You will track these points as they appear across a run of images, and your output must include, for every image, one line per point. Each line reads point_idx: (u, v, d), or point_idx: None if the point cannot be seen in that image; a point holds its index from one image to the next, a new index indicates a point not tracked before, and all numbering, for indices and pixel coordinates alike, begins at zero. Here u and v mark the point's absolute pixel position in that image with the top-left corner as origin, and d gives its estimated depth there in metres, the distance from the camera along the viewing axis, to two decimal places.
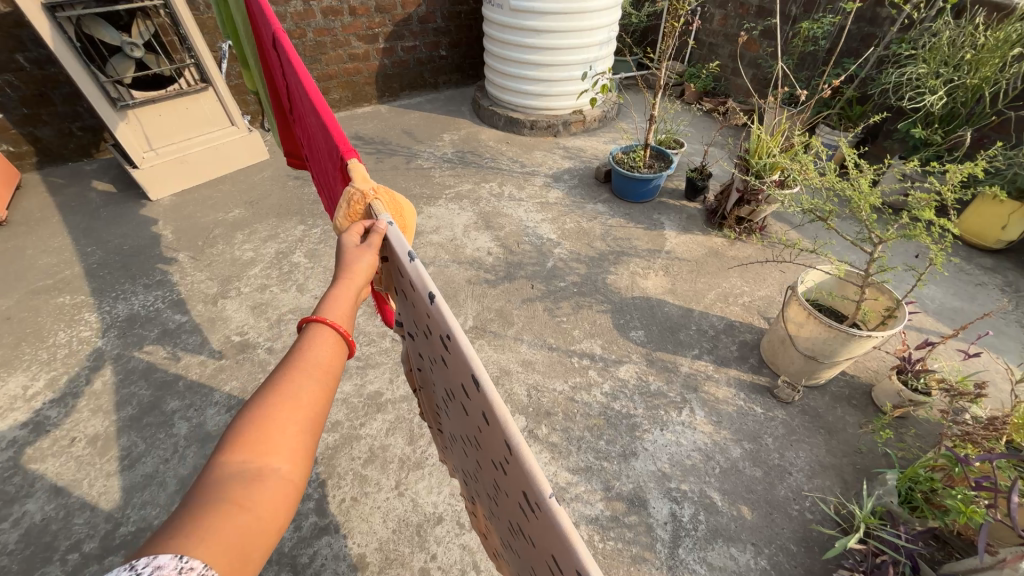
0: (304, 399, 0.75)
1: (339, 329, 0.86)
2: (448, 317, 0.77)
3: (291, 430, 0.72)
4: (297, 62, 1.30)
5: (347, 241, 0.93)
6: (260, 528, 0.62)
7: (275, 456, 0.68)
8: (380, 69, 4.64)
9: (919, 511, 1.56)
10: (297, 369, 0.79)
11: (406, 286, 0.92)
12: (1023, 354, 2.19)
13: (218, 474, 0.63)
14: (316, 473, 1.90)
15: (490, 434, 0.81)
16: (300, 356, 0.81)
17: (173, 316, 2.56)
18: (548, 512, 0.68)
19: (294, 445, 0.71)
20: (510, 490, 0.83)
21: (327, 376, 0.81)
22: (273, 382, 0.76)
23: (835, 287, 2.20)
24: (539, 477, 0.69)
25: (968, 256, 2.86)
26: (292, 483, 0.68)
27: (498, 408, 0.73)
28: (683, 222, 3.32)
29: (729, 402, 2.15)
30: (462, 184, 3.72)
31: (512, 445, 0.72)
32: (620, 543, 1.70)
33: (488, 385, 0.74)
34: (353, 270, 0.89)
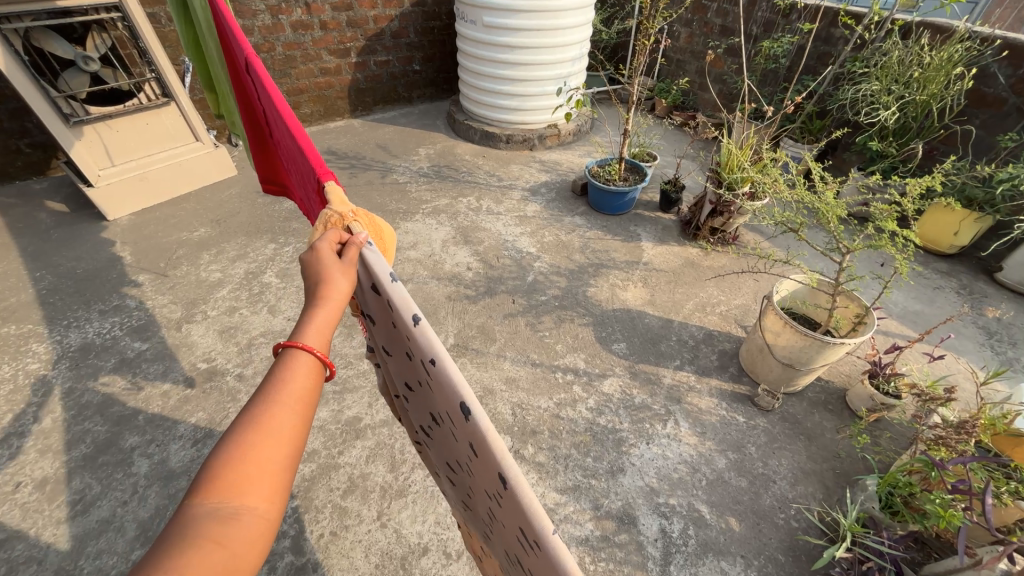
0: (282, 429, 0.70)
1: (319, 352, 0.80)
2: (434, 345, 0.75)
3: (270, 462, 0.66)
4: (271, 87, 1.26)
5: (322, 248, 0.86)
6: (237, 571, 0.57)
7: (253, 492, 0.62)
8: (352, 84, 4.59)
9: (900, 515, 1.60)
10: (276, 394, 0.73)
11: (384, 308, 0.88)
12: (981, 354, 2.31)
13: (190, 515, 0.58)
14: (292, 508, 1.79)
15: (479, 466, 0.80)
16: (278, 379, 0.75)
17: (133, 344, 2.41)
18: (551, 549, 0.69)
19: (270, 480, 0.65)
20: (501, 519, 0.83)
21: (307, 402, 0.76)
22: (250, 409, 0.70)
23: (808, 296, 2.26)
24: (540, 513, 0.71)
25: (925, 261, 3.02)
26: (271, 521, 0.63)
27: (495, 448, 0.72)
28: (659, 233, 3.38)
29: (713, 412, 2.17)
30: (439, 198, 3.68)
31: (507, 477, 0.72)
32: (611, 564, 1.67)
33: (480, 416, 0.73)
34: (330, 291, 0.83)
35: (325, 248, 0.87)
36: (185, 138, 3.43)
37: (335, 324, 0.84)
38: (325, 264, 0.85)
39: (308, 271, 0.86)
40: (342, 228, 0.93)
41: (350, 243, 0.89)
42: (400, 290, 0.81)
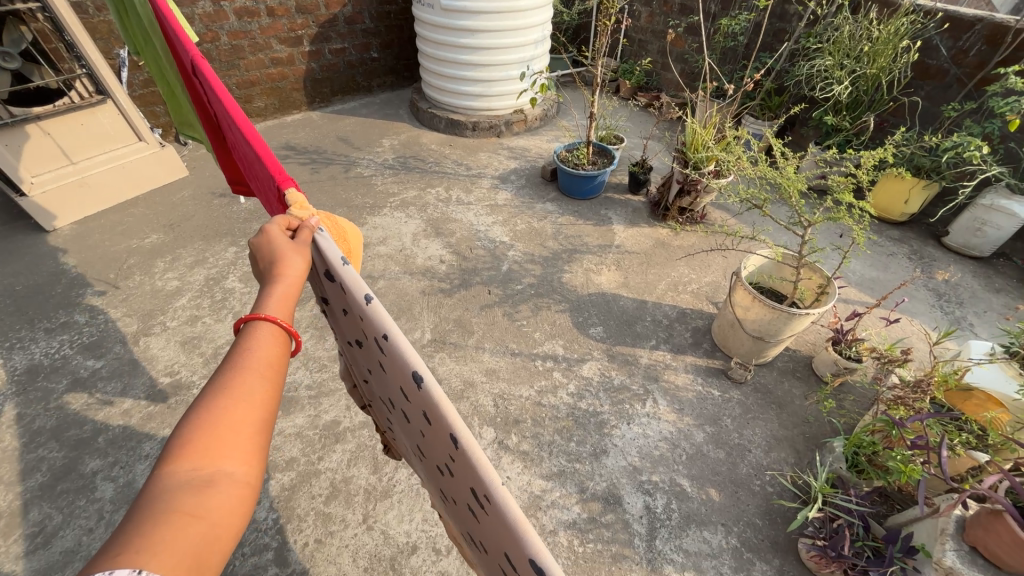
0: (251, 395, 0.66)
1: (283, 321, 0.77)
2: (384, 316, 0.74)
3: (243, 428, 0.63)
4: (222, 90, 1.18)
5: (272, 230, 0.85)
6: (222, 535, 0.54)
7: (227, 458, 0.59)
8: (307, 74, 4.38)
9: (865, 473, 1.70)
10: (242, 364, 0.70)
11: (339, 293, 0.86)
12: (932, 315, 2.45)
13: (160, 488, 0.54)
14: (273, 519, 1.74)
15: (433, 434, 0.77)
16: (242, 350, 0.71)
17: (86, 362, 2.26)
18: (497, 500, 0.64)
19: (245, 446, 0.62)
20: (460, 490, 0.79)
21: (277, 370, 0.72)
22: (214, 380, 0.67)
23: (774, 270, 2.34)
24: (486, 466, 0.66)
25: (880, 229, 3.16)
26: (252, 485, 0.60)
27: (438, 402, 0.70)
28: (630, 215, 3.41)
29: (689, 388, 2.23)
30: (407, 190, 3.59)
31: (457, 438, 0.68)
32: (600, 544, 1.70)
33: (430, 381, 0.71)
34: (283, 269, 0.80)
35: (274, 229, 0.85)
36: (126, 138, 3.20)
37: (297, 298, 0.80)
38: (278, 246, 0.83)
39: (261, 253, 0.85)
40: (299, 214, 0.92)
41: (303, 227, 0.87)
42: (352, 273, 0.80)
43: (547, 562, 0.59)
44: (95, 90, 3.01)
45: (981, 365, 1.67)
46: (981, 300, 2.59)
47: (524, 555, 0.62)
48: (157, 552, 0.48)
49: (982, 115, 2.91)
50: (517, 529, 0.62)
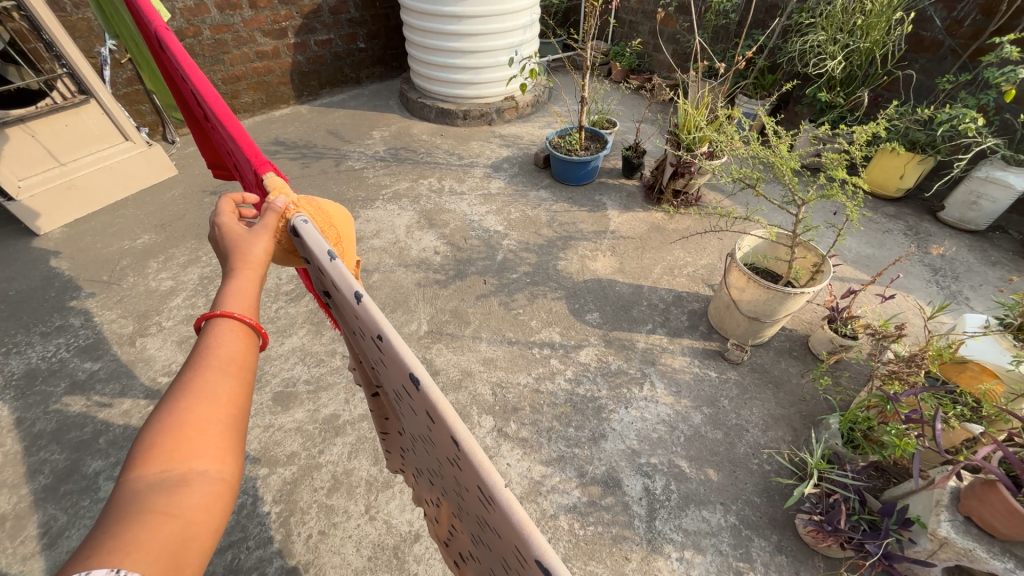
0: (219, 395, 0.67)
1: (245, 316, 0.77)
2: (377, 317, 0.71)
3: (213, 426, 0.63)
4: (191, 66, 1.16)
5: (232, 225, 0.90)
6: (200, 533, 0.56)
7: (198, 457, 0.59)
8: (294, 67, 4.31)
9: (860, 448, 1.71)
10: (206, 364, 0.69)
11: (331, 288, 0.84)
12: (927, 290, 2.45)
13: (131, 491, 0.55)
14: (276, 513, 1.75)
15: (438, 435, 0.75)
16: (205, 351, 0.71)
17: (83, 365, 2.26)
18: (501, 505, 0.62)
19: (216, 445, 0.62)
20: (470, 492, 0.76)
21: (244, 368, 0.73)
22: (178, 383, 0.67)
23: (768, 250, 2.33)
24: (489, 470, 0.63)
25: (875, 206, 3.15)
26: (227, 481, 0.61)
27: (437, 403, 0.68)
28: (624, 200, 3.39)
29: (686, 371, 2.23)
30: (399, 182, 3.56)
31: (459, 442, 0.66)
32: (601, 526, 1.72)
33: (429, 384, 0.68)
34: (250, 259, 0.85)
35: (227, 220, 0.91)
36: (112, 139, 3.15)
37: (256, 285, 0.83)
38: (233, 236, 0.88)
39: (224, 247, 0.89)
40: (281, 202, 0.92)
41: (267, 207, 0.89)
42: (340, 269, 0.76)
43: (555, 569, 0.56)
44: (78, 90, 2.96)
45: (974, 338, 1.68)
46: (977, 273, 2.59)
47: (529, 559, 0.60)
48: (133, 558, 0.49)
49: (977, 86, 2.87)
50: (524, 534, 0.59)
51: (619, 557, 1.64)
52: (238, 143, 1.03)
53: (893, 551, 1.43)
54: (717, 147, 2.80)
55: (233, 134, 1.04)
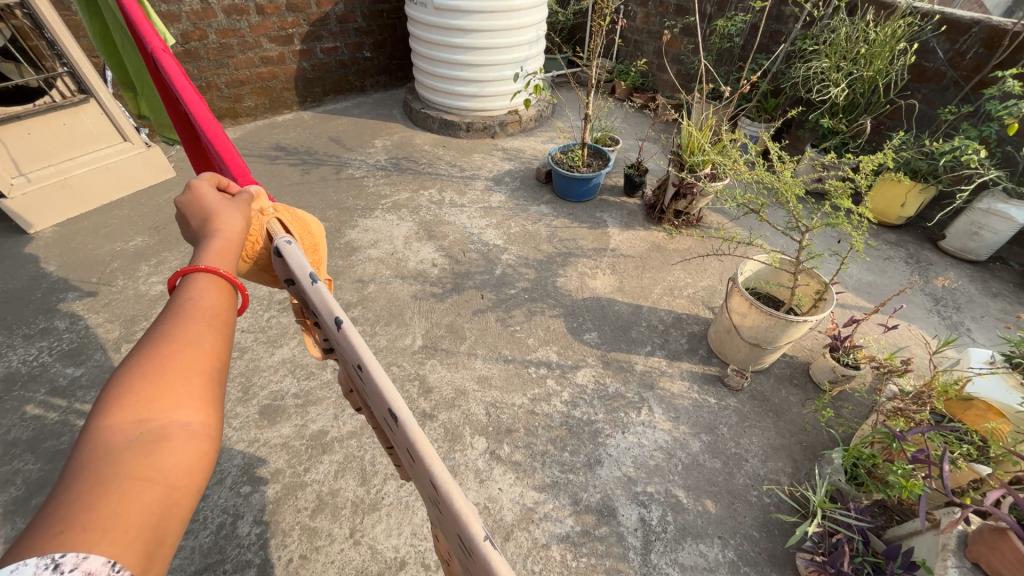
0: (197, 347, 0.64)
1: (225, 273, 0.76)
2: (359, 346, 0.69)
3: (193, 379, 0.61)
4: (184, 87, 1.20)
5: (202, 187, 0.89)
6: (185, 488, 0.53)
7: (179, 408, 0.57)
8: (298, 73, 4.31)
9: (864, 486, 1.66)
10: (184, 319, 0.67)
11: (314, 311, 0.82)
12: (930, 321, 2.42)
13: (106, 446, 0.51)
14: (256, 535, 1.68)
15: (417, 469, 0.71)
16: (182, 305, 0.69)
17: (64, 371, 2.19)
18: (479, 559, 0.57)
19: (197, 395, 0.60)
20: (449, 532, 0.72)
21: (223, 321, 0.71)
22: (151, 337, 0.63)
23: (771, 275, 2.29)
24: (469, 517, 0.59)
25: (876, 233, 3.14)
26: (210, 434, 0.58)
27: (417, 442, 0.64)
28: (625, 218, 3.37)
29: (685, 396, 2.19)
30: (399, 192, 3.53)
31: (437, 484, 0.62)
32: (595, 558, 1.66)
33: (408, 420, 0.65)
34: (225, 225, 0.84)
35: (201, 184, 0.89)
36: (109, 138, 3.11)
37: (235, 249, 0.82)
38: (211, 203, 0.88)
39: (193, 211, 0.88)
40: None
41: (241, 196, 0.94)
42: (323, 293, 0.74)
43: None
44: (78, 89, 2.93)
45: (981, 375, 1.64)
46: (978, 304, 2.57)
47: None
48: (114, 525, 0.46)
49: (979, 118, 2.89)
50: None
51: None
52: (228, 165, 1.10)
53: None
54: (720, 169, 2.78)
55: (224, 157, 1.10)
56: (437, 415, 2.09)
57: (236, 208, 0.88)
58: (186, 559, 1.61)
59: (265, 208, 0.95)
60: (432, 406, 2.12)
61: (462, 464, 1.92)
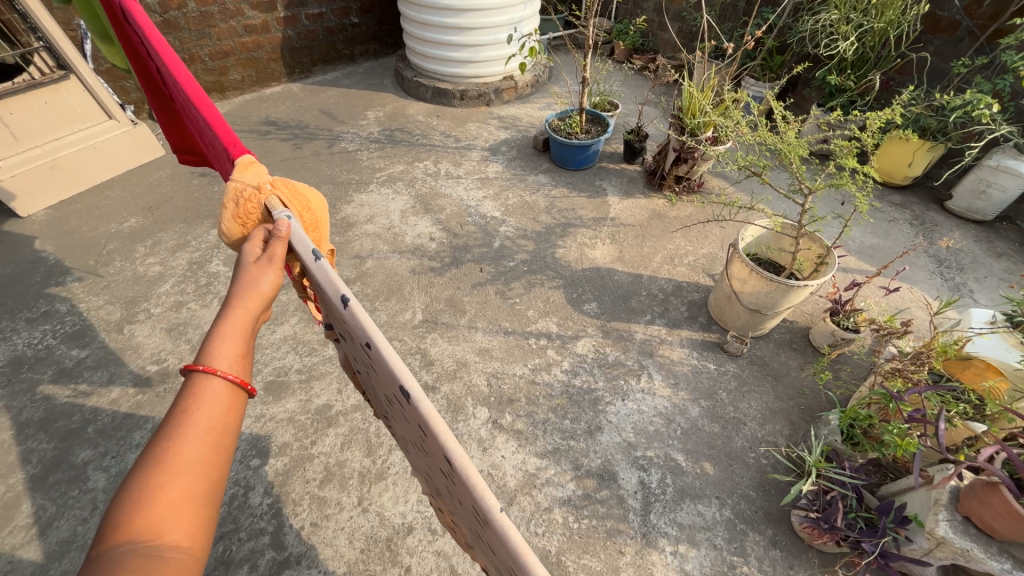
0: (196, 462, 0.63)
1: (234, 375, 0.72)
2: (366, 323, 0.69)
3: (188, 499, 0.60)
4: (160, 41, 1.10)
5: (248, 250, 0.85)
6: None
7: (170, 537, 0.56)
8: (284, 42, 4.14)
9: (859, 446, 1.68)
10: (189, 424, 0.66)
11: (320, 292, 0.84)
12: (932, 283, 2.40)
13: None
14: (268, 505, 1.74)
15: (428, 444, 0.73)
16: (189, 404, 0.67)
17: (70, 352, 2.21)
18: (496, 530, 0.60)
19: (189, 524, 0.59)
20: (461, 500, 0.75)
21: (227, 428, 0.69)
22: (155, 446, 0.63)
23: (772, 240, 2.26)
24: (484, 491, 0.62)
25: (881, 195, 3.08)
26: (197, 560, 0.58)
27: (429, 418, 0.65)
28: (625, 187, 3.30)
29: (684, 363, 2.20)
30: (394, 165, 3.46)
31: (450, 460, 0.64)
32: (596, 519, 1.71)
33: (419, 397, 0.66)
34: (251, 298, 0.82)
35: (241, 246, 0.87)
36: (95, 117, 3.05)
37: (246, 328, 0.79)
38: (241, 263, 0.83)
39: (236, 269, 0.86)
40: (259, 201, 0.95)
41: (273, 236, 0.85)
42: (326, 270, 0.76)
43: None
44: (56, 65, 2.83)
45: (981, 335, 1.63)
46: (983, 265, 2.54)
47: None
48: None
49: (992, 70, 2.77)
50: (521, 561, 0.58)
51: (613, 551, 1.64)
52: (216, 130, 1.02)
53: (889, 549, 1.43)
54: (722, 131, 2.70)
55: (211, 121, 1.03)
56: (440, 387, 2.12)
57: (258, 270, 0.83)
58: None
59: (262, 184, 0.97)
60: (434, 379, 2.15)
61: (465, 433, 1.95)
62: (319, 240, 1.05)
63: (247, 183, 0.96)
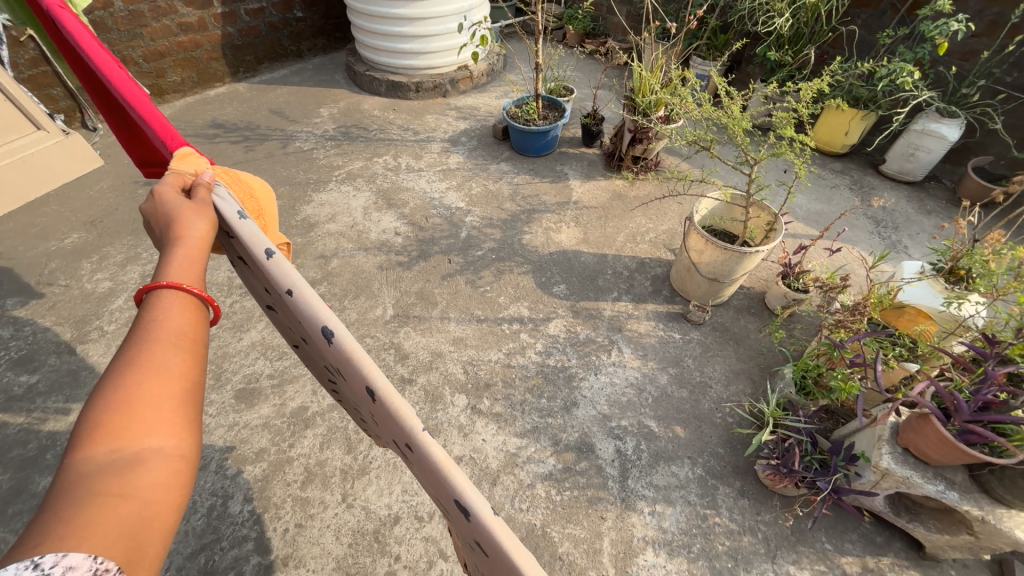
0: (169, 365, 0.64)
1: (193, 291, 0.75)
2: (287, 272, 0.79)
3: (166, 399, 0.61)
4: (91, 47, 1.10)
5: (164, 193, 0.87)
6: (159, 511, 0.54)
7: (149, 435, 0.56)
8: (225, 40, 3.96)
9: (811, 395, 1.81)
10: (154, 337, 0.67)
11: (245, 257, 0.90)
12: (871, 241, 2.58)
13: (80, 470, 0.52)
14: (249, 511, 1.71)
15: (359, 391, 0.80)
16: (152, 319, 0.69)
17: (18, 379, 2.09)
18: (419, 444, 0.68)
19: (172, 417, 0.60)
20: (393, 438, 0.82)
21: (194, 340, 0.70)
22: (120, 357, 0.64)
23: (725, 211, 2.36)
24: (406, 413, 0.69)
25: (823, 163, 3.27)
26: (187, 448, 0.59)
27: (351, 353, 0.73)
28: (586, 170, 3.37)
29: (651, 334, 2.30)
30: (352, 162, 3.39)
31: (374, 389, 0.71)
32: (577, 489, 1.78)
33: (343, 336, 0.74)
34: (185, 233, 0.81)
35: (163, 189, 0.87)
36: (21, 128, 2.84)
37: (200, 258, 0.80)
38: (175, 206, 0.84)
39: (153, 218, 0.86)
40: (190, 182, 0.93)
41: (196, 185, 0.89)
42: (249, 228, 0.85)
43: (468, 492, 0.64)
44: None
45: (911, 283, 1.77)
46: (915, 222, 2.75)
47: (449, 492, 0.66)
48: (85, 542, 0.47)
49: (913, 40, 2.97)
50: (442, 471, 0.66)
51: (595, 517, 1.71)
52: (153, 125, 1.06)
53: (841, 484, 1.55)
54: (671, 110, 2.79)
55: (147, 117, 1.06)
56: (416, 378, 2.13)
57: (197, 210, 0.85)
58: (181, 542, 1.64)
59: (201, 171, 0.96)
60: (410, 371, 2.16)
61: (445, 421, 1.98)
62: (267, 228, 1.07)
63: (185, 171, 0.95)
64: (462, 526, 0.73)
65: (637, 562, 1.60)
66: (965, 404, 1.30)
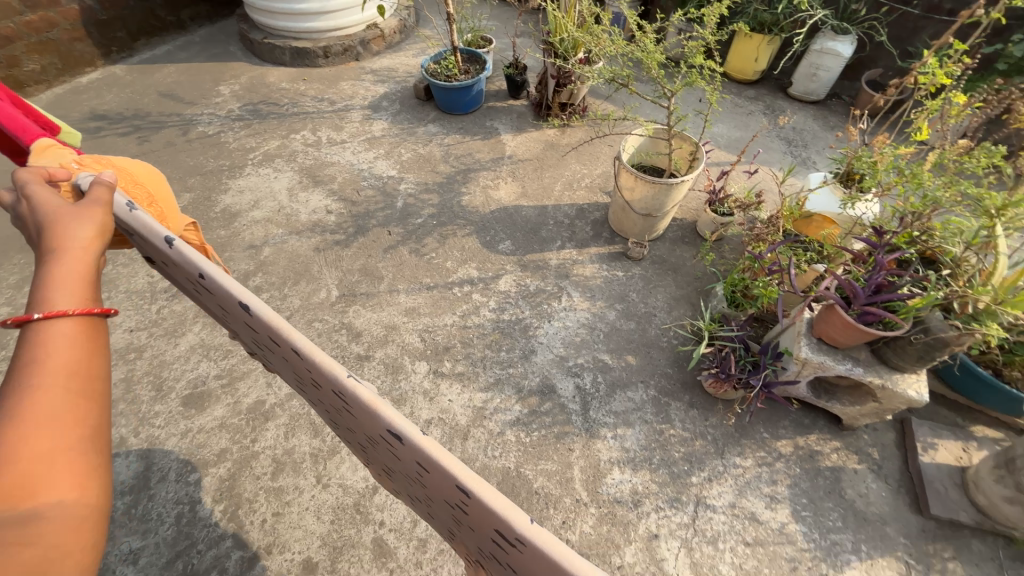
0: (62, 412, 0.63)
1: (85, 314, 0.73)
2: (193, 256, 0.76)
3: (62, 451, 0.60)
4: None
5: (47, 196, 0.86)
6: (69, 560, 0.56)
7: (49, 489, 0.57)
8: (86, 16, 3.43)
9: (741, 307, 1.98)
10: (38, 381, 0.64)
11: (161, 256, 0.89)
12: (783, 161, 2.77)
13: None
14: (221, 512, 1.68)
15: (296, 364, 0.77)
16: (39, 358, 0.66)
17: None
18: (346, 391, 0.64)
19: (70, 468, 0.60)
20: (336, 403, 0.78)
21: (85, 377, 0.68)
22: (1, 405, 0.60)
23: (651, 146, 2.43)
24: (330, 363, 0.67)
25: (738, 91, 3.41)
26: (93, 498, 0.60)
27: (269, 319, 0.70)
28: (516, 122, 3.32)
29: (596, 276, 2.39)
30: (267, 141, 3.14)
31: (297, 349, 0.69)
32: (544, 429, 1.88)
33: (261, 307, 0.72)
34: (68, 246, 0.80)
35: (38, 190, 0.86)
36: None
37: (88, 274, 0.78)
38: (58, 210, 0.84)
39: (31, 225, 0.84)
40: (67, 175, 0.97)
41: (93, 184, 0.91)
42: (144, 218, 0.91)
43: (398, 419, 0.60)
44: None
45: (815, 192, 1.94)
46: (821, 138, 2.97)
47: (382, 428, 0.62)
48: None
49: None
50: (371, 408, 0.62)
51: (564, 450, 1.83)
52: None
53: (770, 380, 1.74)
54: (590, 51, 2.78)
55: None
56: (373, 354, 2.11)
57: (83, 221, 0.83)
58: (154, 554, 1.59)
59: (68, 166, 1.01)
60: (366, 348, 2.13)
61: (409, 389, 2.00)
62: (160, 213, 1.20)
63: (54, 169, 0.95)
64: (416, 471, 0.69)
65: (605, 481, 1.74)
66: (861, 290, 1.48)
